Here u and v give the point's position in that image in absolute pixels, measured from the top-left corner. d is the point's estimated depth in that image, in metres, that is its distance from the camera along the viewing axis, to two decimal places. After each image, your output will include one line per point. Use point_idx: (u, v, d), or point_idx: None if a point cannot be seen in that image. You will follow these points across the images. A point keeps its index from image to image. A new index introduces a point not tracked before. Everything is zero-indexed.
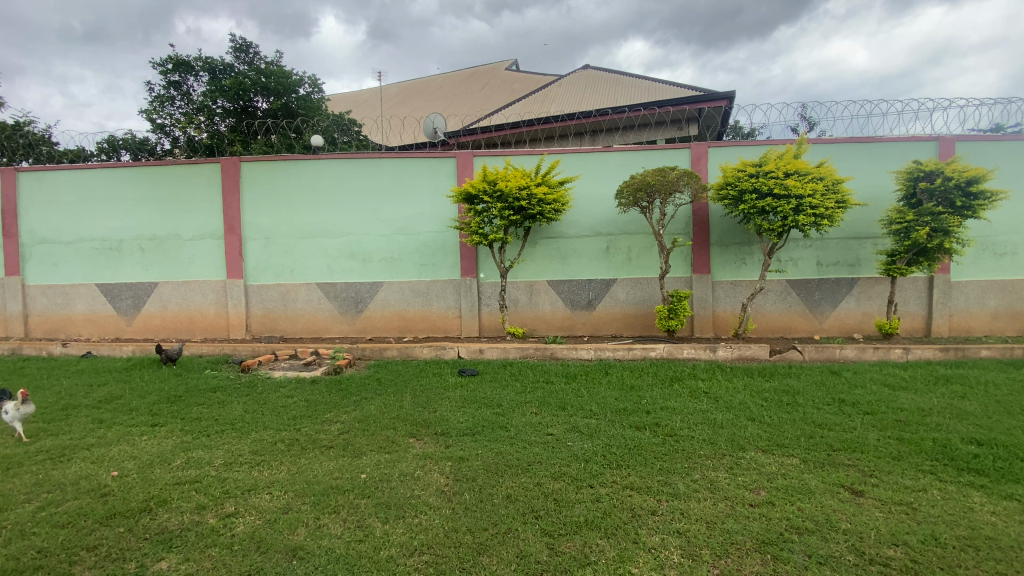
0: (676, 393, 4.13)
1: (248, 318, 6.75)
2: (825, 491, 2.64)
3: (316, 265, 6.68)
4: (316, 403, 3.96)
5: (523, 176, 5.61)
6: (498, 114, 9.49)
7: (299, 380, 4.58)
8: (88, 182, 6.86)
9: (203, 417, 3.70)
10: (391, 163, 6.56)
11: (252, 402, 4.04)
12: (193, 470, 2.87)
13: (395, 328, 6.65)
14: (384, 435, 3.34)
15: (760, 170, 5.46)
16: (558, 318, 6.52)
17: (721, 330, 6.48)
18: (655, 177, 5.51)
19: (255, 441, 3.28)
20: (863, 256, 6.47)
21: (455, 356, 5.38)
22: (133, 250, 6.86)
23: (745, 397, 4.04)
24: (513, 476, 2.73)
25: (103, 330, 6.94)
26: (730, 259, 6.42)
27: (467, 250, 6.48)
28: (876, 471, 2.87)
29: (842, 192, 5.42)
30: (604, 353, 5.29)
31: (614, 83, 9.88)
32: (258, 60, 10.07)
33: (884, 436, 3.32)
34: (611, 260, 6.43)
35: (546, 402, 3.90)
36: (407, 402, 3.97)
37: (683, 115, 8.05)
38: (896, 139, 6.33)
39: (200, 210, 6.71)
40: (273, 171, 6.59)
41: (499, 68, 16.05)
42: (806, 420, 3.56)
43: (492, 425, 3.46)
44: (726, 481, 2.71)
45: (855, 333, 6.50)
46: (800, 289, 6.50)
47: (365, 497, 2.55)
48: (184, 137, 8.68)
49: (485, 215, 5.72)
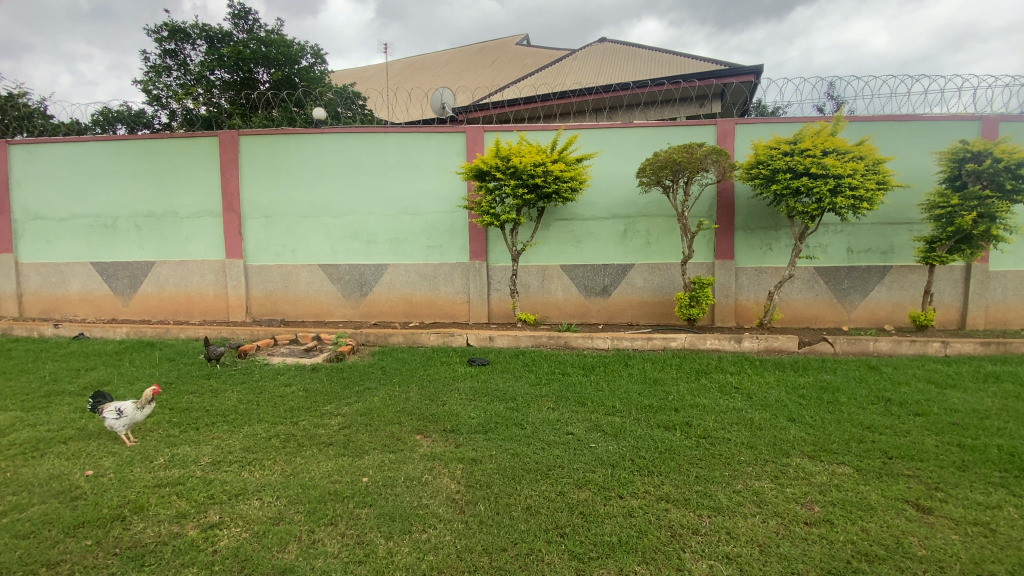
0: (704, 388, 3.79)
1: (247, 300, 6.47)
2: (887, 508, 2.34)
3: (319, 246, 6.37)
4: (315, 394, 3.65)
5: (538, 152, 5.21)
6: (510, 89, 9.02)
7: (299, 367, 4.29)
8: (82, 155, 6.55)
9: (193, 408, 3.42)
10: (397, 138, 6.18)
11: (247, 392, 3.75)
12: (177, 471, 2.59)
13: (401, 313, 6.36)
14: (387, 432, 3.03)
15: (794, 148, 5.06)
16: (571, 304, 6.20)
17: (743, 320, 6.14)
18: (681, 154, 5.10)
19: (247, 436, 3.00)
20: (897, 243, 6.08)
21: (463, 343, 5.10)
22: (129, 228, 6.56)
23: (780, 394, 3.67)
24: (532, 484, 2.43)
25: (99, 311, 6.70)
26: (754, 244, 6.04)
27: (476, 231, 6.13)
28: (940, 483, 2.55)
29: (883, 173, 5.02)
30: (621, 344, 4.98)
31: (632, 56, 9.35)
32: (257, 28, 9.60)
33: (942, 442, 2.98)
34: (629, 244, 6.07)
35: (564, 396, 3.58)
36: (413, 393, 3.66)
37: (707, 90, 7.58)
38: (938, 117, 5.89)
39: (198, 186, 6.38)
40: (274, 145, 6.25)
41: (510, 42, 15.43)
42: (852, 421, 3.22)
43: (505, 422, 3.15)
44: (773, 493, 2.40)
45: (886, 325, 6.14)
46: (828, 277, 6.14)
47: (366, 505, 2.26)
48: (181, 109, 8.29)
49: (497, 193, 5.34)
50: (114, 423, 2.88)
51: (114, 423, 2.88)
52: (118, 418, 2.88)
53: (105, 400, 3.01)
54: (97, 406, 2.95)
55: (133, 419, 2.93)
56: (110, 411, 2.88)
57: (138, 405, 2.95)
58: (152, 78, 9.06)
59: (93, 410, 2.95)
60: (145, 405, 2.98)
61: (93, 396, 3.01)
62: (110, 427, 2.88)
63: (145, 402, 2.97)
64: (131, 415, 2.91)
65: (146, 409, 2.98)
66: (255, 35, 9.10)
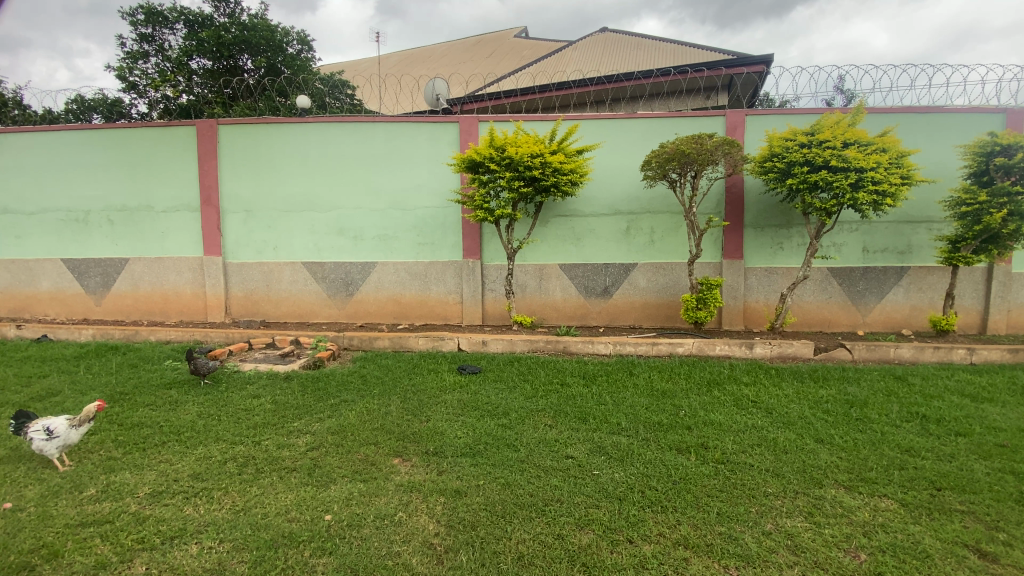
0: (718, 401, 3.42)
1: (227, 300, 6.09)
2: (946, 556, 1.97)
3: (302, 242, 5.98)
4: (285, 408, 3.27)
5: (536, 142, 4.84)
6: (508, 79, 8.62)
7: (271, 375, 3.89)
8: (50, 145, 6.14)
9: (146, 424, 3.03)
10: (386, 127, 5.78)
11: (210, 404, 3.37)
12: (107, 505, 2.23)
13: (389, 314, 5.97)
14: (361, 456, 2.65)
15: (813, 139, 4.69)
16: (570, 306, 5.82)
17: (753, 324, 5.78)
18: (690, 144, 4.72)
19: (200, 459, 2.62)
20: (915, 242, 5.72)
21: (454, 348, 4.72)
22: (100, 223, 6.16)
23: (802, 409, 3.30)
24: (526, 523, 2.06)
25: (70, 310, 6.30)
26: (765, 242, 5.67)
27: (469, 228, 5.75)
28: (1002, 522, 2.18)
29: (906, 167, 4.65)
30: (624, 350, 4.61)
31: (635, 46, 8.96)
32: (240, 13, 9.18)
33: (994, 470, 2.62)
34: (633, 242, 5.69)
35: (562, 412, 3.20)
36: (394, 408, 3.28)
37: (714, 81, 7.20)
38: (961, 109, 5.53)
39: (174, 178, 5.98)
40: (255, 135, 5.86)
41: (509, 34, 14.98)
42: (888, 443, 2.85)
43: (496, 443, 2.77)
44: (810, 537, 2.03)
45: (903, 329, 5.78)
46: (842, 278, 5.77)
47: (325, 554, 1.89)
48: (159, 96, 7.87)
49: (492, 186, 4.95)
50: (45, 445, 2.49)
51: (44, 445, 2.49)
52: (48, 439, 2.49)
53: (29, 420, 2.62)
54: (20, 428, 2.56)
55: (68, 440, 2.55)
56: (38, 430, 2.49)
57: (73, 423, 2.58)
58: (129, 65, 8.63)
59: (16, 432, 2.57)
60: (82, 422, 2.61)
61: (16, 415, 2.62)
62: (38, 450, 2.49)
63: (83, 419, 2.60)
64: (64, 434, 2.54)
65: (83, 427, 2.61)
66: (237, 19, 8.67)
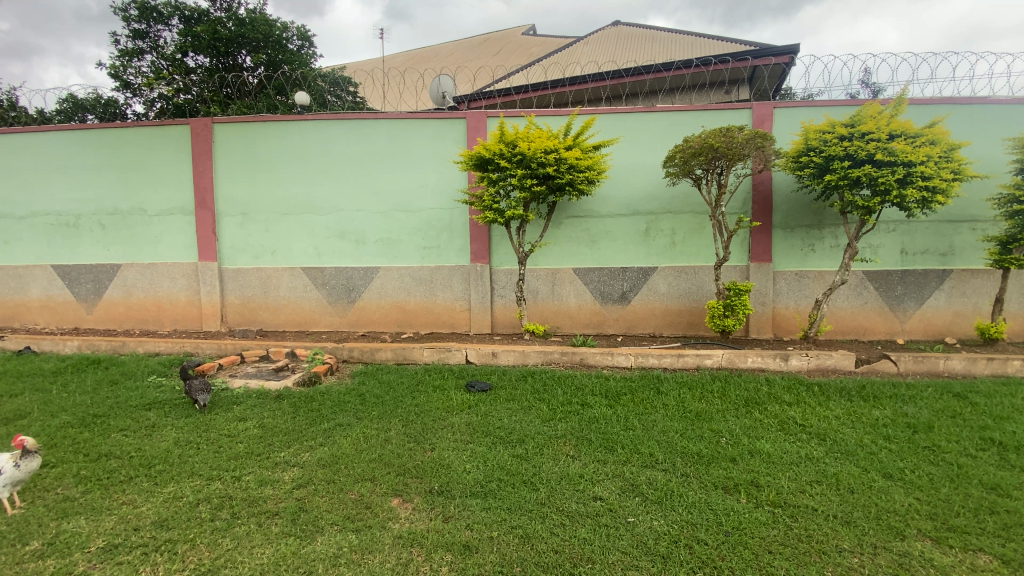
0: (762, 425, 3.02)
1: (223, 308, 5.76)
2: None
3: (301, 246, 5.63)
4: (273, 434, 2.90)
5: (550, 137, 4.46)
6: (517, 75, 8.24)
7: (262, 395, 3.52)
8: (39, 146, 5.85)
9: (116, 454, 2.68)
10: (390, 123, 5.43)
11: (191, 429, 3.01)
12: (52, 563, 1.87)
13: (393, 322, 5.62)
14: (354, 496, 2.28)
15: (855, 130, 4.27)
16: (585, 313, 5.43)
17: (783, 331, 5.36)
18: (719, 137, 4.30)
19: (170, 500, 2.26)
20: (958, 243, 5.27)
21: (462, 361, 4.35)
22: (92, 227, 5.86)
23: (858, 434, 2.90)
24: None
25: (61, 319, 6.00)
26: (796, 244, 5.25)
27: (477, 230, 5.37)
28: None
29: (958, 161, 4.22)
30: (647, 362, 4.21)
31: (650, 39, 8.55)
32: (236, 7, 8.90)
33: None
34: (652, 245, 5.29)
35: (586, 439, 2.81)
36: (395, 434, 2.90)
37: (737, 73, 6.77)
38: (1008, 99, 5.09)
39: (168, 180, 5.66)
40: (251, 133, 5.53)
41: (516, 32, 14.61)
42: (970, 480, 2.44)
43: (512, 479, 2.39)
44: None
45: (945, 337, 5.33)
46: (879, 282, 5.34)
47: None
48: (153, 94, 7.58)
49: (502, 185, 4.57)
50: None
51: None
52: None
53: None
54: None
55: (14, 478, 2.20)
56: None
57: (18, 459, 2.23)
58: (124, 63, 8.37)
59: None
60: (28, 456, 2.26)
61: None
62: None
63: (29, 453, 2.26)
64: (10, 471, 2.18)
65: (32, 462, 2.27)
66: (233, 13, 8.38)
